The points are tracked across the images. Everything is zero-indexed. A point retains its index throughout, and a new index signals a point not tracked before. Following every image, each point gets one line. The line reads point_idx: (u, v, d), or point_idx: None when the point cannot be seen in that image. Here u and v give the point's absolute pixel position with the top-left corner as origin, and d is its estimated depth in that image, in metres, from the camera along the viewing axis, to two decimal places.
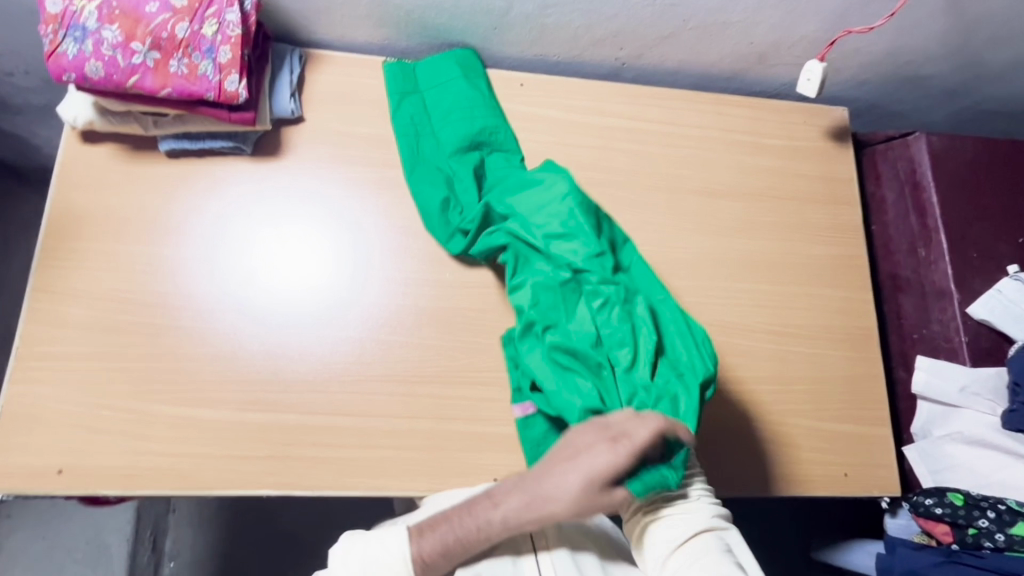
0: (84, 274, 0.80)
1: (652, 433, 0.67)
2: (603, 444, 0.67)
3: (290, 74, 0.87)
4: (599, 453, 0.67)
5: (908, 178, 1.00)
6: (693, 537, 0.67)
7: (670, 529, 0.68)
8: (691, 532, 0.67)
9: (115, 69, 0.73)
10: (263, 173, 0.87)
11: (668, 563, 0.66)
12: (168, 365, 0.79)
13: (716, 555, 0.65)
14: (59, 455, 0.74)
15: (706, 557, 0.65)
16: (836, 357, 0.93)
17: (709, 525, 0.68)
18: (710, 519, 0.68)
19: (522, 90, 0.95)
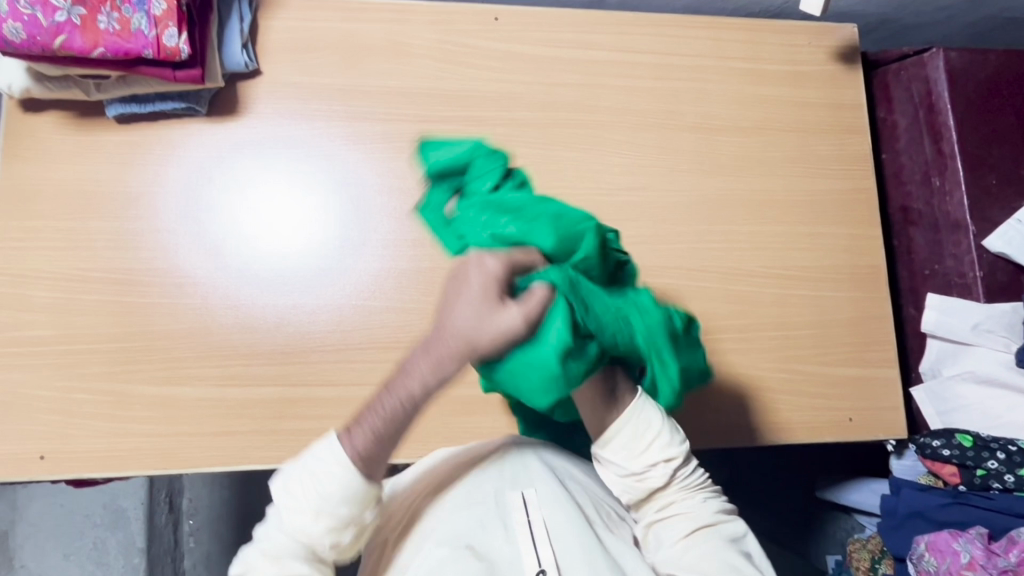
0: (42, 254, 0.76)
1: (541, 291, 0.51)
2: (466, 262, 0.50)
3: (240, 23, 0.80)
4: (471, 278, 0.49)
5: (922, 101, 0.91)
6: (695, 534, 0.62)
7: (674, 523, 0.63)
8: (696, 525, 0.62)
9: (37, 29, 0.67)
10: (220, 135, 0.81)
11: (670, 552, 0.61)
12: (139, 344, 0.76)
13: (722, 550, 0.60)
14: (39, 441, 0.73)
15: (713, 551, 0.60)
16: (841, 298, 0.88)
17: (715, 520, 0.63)
18: (714, 516, 0.63)
19: (498, 25, 0.87)
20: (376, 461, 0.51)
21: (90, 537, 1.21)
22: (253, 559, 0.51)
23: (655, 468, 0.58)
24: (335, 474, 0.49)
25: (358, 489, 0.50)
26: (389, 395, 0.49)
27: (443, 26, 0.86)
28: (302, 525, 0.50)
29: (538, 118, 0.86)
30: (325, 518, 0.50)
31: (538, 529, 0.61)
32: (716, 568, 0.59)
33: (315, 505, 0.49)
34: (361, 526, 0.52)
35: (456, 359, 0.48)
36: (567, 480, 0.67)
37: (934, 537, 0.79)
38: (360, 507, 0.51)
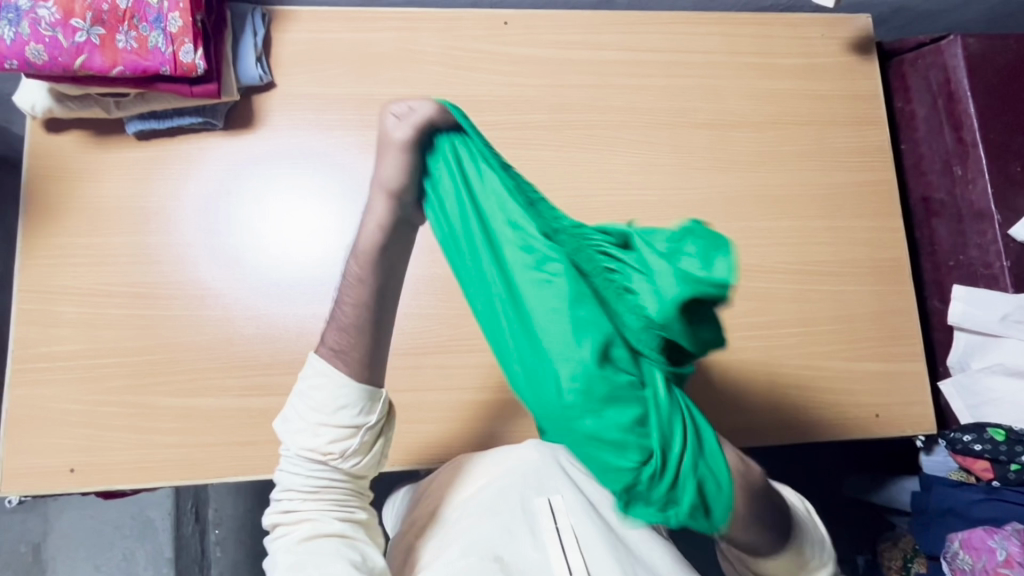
0: (68, 271, 0.78)
1: (428, 110, 0.48)
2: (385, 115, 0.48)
3: (253, 36, 0.81)
4: (383, 153, 0.49)
5: (940, 90, 0.90)
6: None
7: None
8: None
9: (58, 50, 0.68)
10: (238, 147, 0.82)
11: None
12: (163, 357, 0.77)
13: None
14: (69, 454, 0.74)
15: None
16: (864, 292, 0.87)
17: None
18: None
19: (507, 29, 0.87)
20: (347, 355, 0.54)
21: (119, 548, 1.23)
22: (286, 477, 0.57)
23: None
24: (324, 382, 0.54)
25: (353, 386, 0.54)
26: (347, 278, 0.52)
27: (452, 32, 0.86)
28: (313, 441, 0.55)
29: (550, 120, 0.86)
30: (326, 429, 0.55)
31: (565, 535, 0.62)
32: None
33: (311, 403, 0.55)
34: (365, 431, 0.55)
35: (377, 223, 0.50)
36: (590, 486, 0.68)
37: (968, 535, 0.78)
38: (356, 408, 0.54)
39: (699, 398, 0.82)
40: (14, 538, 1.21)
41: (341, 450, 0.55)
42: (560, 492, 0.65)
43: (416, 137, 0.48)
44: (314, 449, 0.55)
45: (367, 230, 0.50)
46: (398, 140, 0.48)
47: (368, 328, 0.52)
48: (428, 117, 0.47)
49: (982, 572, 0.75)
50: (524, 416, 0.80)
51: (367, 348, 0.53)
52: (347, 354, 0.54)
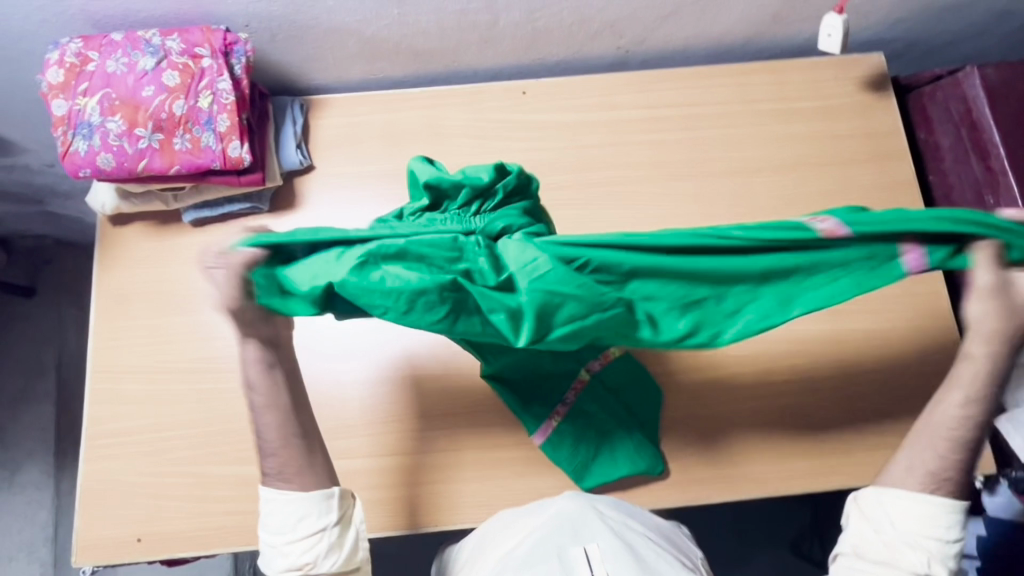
0: (133, 351, 0.85)
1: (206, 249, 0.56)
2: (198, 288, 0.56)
3: (293, 125, 0.89)
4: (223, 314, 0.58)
5: (963, 120, 0.89)
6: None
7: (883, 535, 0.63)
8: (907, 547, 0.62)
9: (124, 157, 0.77)
10: (281, 227, 0.88)
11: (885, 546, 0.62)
12: (219, 427, 0.82)
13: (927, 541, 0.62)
14: (136, 525, 0.79)
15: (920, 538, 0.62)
16: (902, 328, 0.85)
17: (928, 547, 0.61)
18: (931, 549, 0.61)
19: (526, 98, 0.92)
20: (299, 475, 0.64)
21: None
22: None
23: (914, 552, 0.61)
24: (278, 503, 0.64)
25: (305, 497, 0.64)
26: (260, 412, 0.64)
27: (474, 105, 0.92)
28: (288, 559, 0.64)
29: (572, 180, 0.90)
30: (297, 542, 0.63)
31: None
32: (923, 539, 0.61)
33: (276, 527, 0.64)
34: (327, 533, 0.64)
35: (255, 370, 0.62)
36: (628, 533, 0.67)
37: None
38: (314, 514, 0.64)
39: (741, 445, 0.81)
40: None
41: (311, 558, 0.63)
42: (595, 541, 0.65)
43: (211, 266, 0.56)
44: (293, 564, 0.63)
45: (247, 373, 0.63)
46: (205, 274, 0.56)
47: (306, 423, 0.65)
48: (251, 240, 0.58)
49: None
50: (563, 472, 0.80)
51: (300, 446, 0.65)
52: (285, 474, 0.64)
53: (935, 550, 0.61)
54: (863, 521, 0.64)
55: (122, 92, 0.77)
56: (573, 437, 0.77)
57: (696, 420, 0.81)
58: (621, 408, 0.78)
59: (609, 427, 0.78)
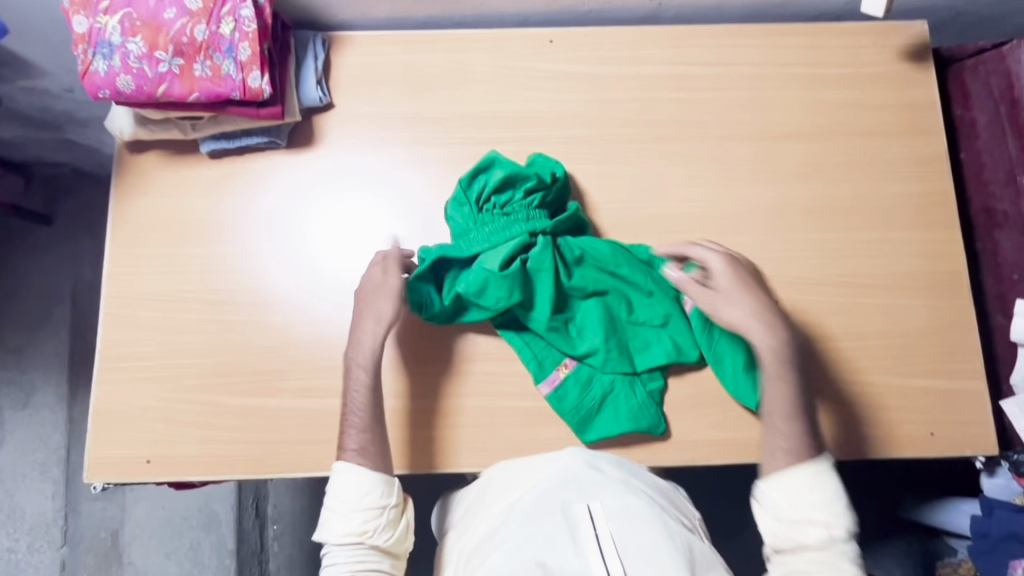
0: (149, 279, 0.85)
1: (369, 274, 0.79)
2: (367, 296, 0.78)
3: (314, 61, 0.87)
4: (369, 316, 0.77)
5: (1003, 96, 0.86)
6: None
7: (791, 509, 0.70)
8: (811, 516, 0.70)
9: (144, 80, 0.76)
10: (299, 164, 0.88)
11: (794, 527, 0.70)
12: (229, 358, 0.83)
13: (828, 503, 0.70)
14: (146, 447, 0.81)
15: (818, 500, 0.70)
16: (917, 306, 0.84)
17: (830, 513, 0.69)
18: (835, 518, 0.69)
19: (553, 47, 0.90)
20: (370, 451, 0.74)
21: (187, 538, 1.31)
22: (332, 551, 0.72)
23: (814, 526, 0.69)
24: (349, 476, 0.72)
25: (375, 479, 0.73)
26: (354, 397, 0.75)
27: (499, 51, 0.90)
28: (350, 526, 0.72)
29: (594, 135, 0.88)
30: (361, 513, 0.72)
31: (605, 538, 0.63)
32: (816, 503, 0.70)
33: (343, 496, 0.72)
34: (388, 510, 0.73)
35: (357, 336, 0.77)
36: (633, 493, 0.68)
37: None
38: (379, 493, 0.73)
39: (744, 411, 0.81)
40: (96, 523, 1.31)
41: (373, 527, 0.72)
42: (599, 500, 0.66)
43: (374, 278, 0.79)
44: (354, 533, 0.72)
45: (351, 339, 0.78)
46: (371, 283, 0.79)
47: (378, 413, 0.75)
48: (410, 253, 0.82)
49: None
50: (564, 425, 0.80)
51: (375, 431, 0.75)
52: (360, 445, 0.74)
53: (830, 517, 0.69)
54: (763, 516, 0.72)
55: (144, 13, 0.75)
56: (577, 384, 0.80)
57: (700, 384, 0.81)
58: (625, 363, 0.80)
59: (611, 378, 0.80)
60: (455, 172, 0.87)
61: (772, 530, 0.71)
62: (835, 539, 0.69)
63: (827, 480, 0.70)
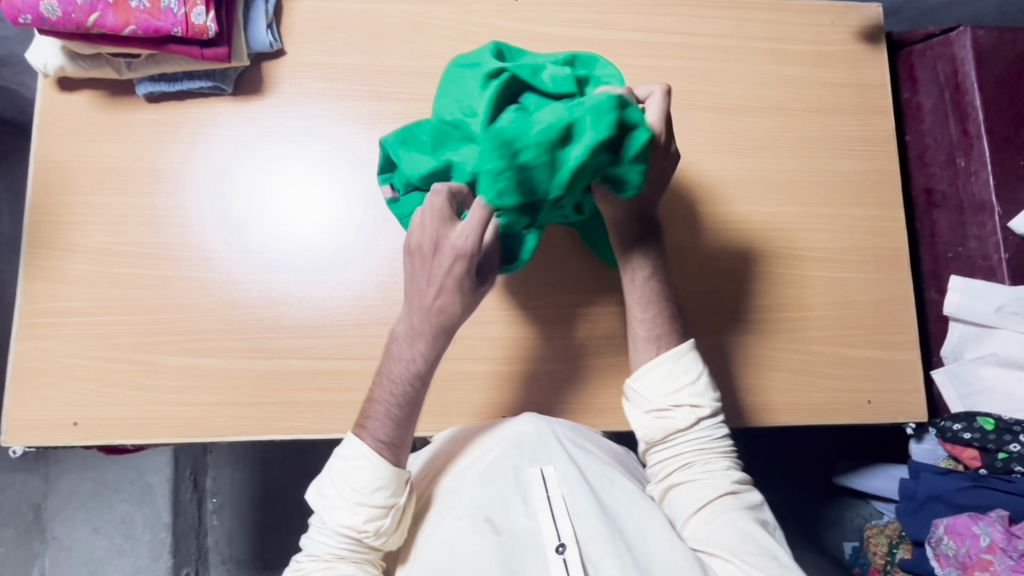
0: (78, 229, 0.79)
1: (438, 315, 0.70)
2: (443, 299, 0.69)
3: (265, 3, 0.82)
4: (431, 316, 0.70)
5: (948, 81, 0.90)
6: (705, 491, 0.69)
7: (655, 394, 0.72)
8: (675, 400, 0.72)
9: (72, 7, 0.72)
10: (245, 113, 0.82)
11: (662, 415, 0.72)
12: (168, 316, 0.78)
13: (692, 388, 0.72)
14: (73, 409, 0.76)
15: (682, 386, 0.72)
16: (862, 280, 0.87)
17: (701, 406, 0.72)
18: (704, 410, 0.72)
19: (518, 5, 0.88)
20: (397, 447, 0.68)
21: (118, 511, 1.25)
22: (318, 535, 0.68)
23: (680, 407, 0.72)
24: (365, 465, 0.66)
25: (388, 470, 0.66)
26: (391, 385, 0.70)
27: (462, 6, 0.87)
28: (349, 516, 0.66)
29: None
30: (365, 509, 0.66)
31: (556, 504, 0.62)
32: (686, 395, 0.72)
33: (348, 480, 0.67)
34: (395, 511, 0.66)
35: (432, 329, 0.70)
36: (582, 453, 0.67)
37: (953, 521, 0.80)
38: (391, 490, 0.66)
39: None
40: (16, 497, 1.23)
41: (372, 526, 0.66)
42: (551, 462, 0.65)
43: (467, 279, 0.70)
44: (350, 526, 0.66)
45: (421, 331, 0.70)
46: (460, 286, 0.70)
47: (412, 414, 0.70)
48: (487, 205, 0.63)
49: (966, 558, 0.77)
50: (520, 389, 0.79)
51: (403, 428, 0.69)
52: (384, 435, 0.68)
53: (693, 394, 0.72)
54: (635, 407, 0.74)
55: None
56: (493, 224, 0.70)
57: None
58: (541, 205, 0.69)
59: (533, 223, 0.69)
60: None
61: (645, 424, 0.73)
62: (701, 413, 0.72)
63: (687, 362, 0.73)
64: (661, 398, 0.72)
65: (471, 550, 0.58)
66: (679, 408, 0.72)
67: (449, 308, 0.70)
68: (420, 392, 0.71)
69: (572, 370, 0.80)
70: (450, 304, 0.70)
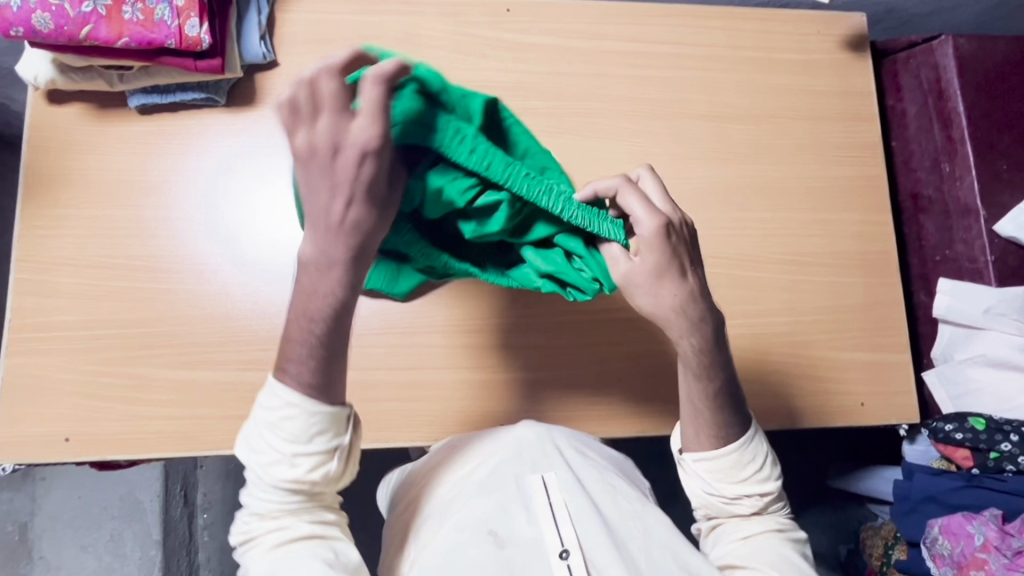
0: (68, 241, 0.78)
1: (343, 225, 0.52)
2: (325, 175, 0.50)
3: (258, 15, 0.82)
4: (329, 210, 0.51)
5: (931, 88, 0.92)
6: (752, 538, 0.65)
7: (718, 489, 0.66)
8: (743, 494, 0.66)
9: (64, 19, 0.72)
10: (239, 124, 0.82)
11: (730, 507, 0.66)
12: (162, 329, 0.77)
13: (756, 480, 0.66)
14: (65, 424, 0.75)
15: (747, 480, 0.66)
16: (852, 284, 0.89)
17: (768, 493, 0.66)
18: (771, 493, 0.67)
19: (510, 16, 0.88)
20: (323, 386, 0.54)
21: (107, 529, 1.23)
22: (253, 495, 0.57)
23: (747, 498, 0.66)
24: (296, 414, 0.53)
25: (323, 411, 0.54)
26: (291, 325, 0.54)
27: (455, 17, 0.87)
28: (287, 471, 0.54)
29: (550, 107, 0.87)
30: (305, 461, 0.54)
31: (559, 510, 0.62)
32: (752, 483, 0.66)
33: (277, 431, 0.54)
34: (342, 453, 0.56)
35: (343, 250, 0.53)
36: (581, 461, 0.67)
37: (948, 521, 0.81)
38: (332, 432, 0.55)
39: None
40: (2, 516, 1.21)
41: (318, 477, 0.55)
42: (552, 469, 0.65)
43: (351, 133, 0.48)
44: (291, 483, 0.54)
45: (329, 247, 0.53)
46: (331, 157, 0.49)
47: (333, 352, 0.54)
48: (396, 65, 0.47)
49: (961, 557, 0.78)
50: (518, 398, 0.79)
51: (316, 369, 0.54)
52: (309, 381, 0.54)
53: (758, 480, 0.66)
54: (694, 483, 0.67)
55: None
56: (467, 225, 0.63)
57: (650, 358, 0.83)
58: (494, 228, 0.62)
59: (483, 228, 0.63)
60: None
61: (707, 502, 0.67)
62: (767, 495, 0.66)
63: (751, 451, 0.66)
64: (727, 493, 0.66)
65: (474, 560, 0.58)
66: (747, 494, 0.66)
67: (362, 223, 0.52)
68: (337, 326, 0.54)
69: (566, 376, 0.81)
70: (352, 227, 0.52)
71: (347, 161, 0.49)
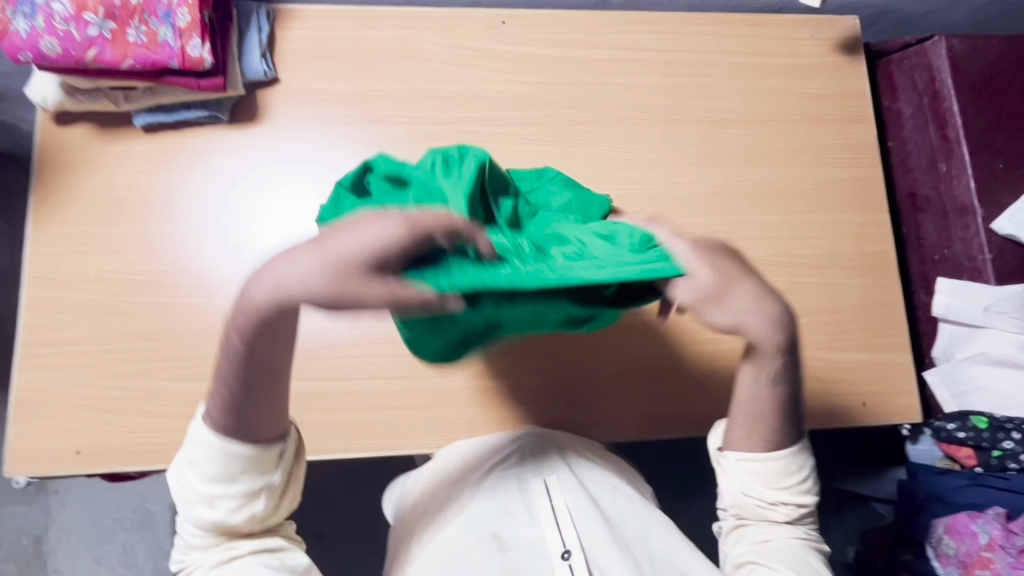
0: (77, 258, 0.80)
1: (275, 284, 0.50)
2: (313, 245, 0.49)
3: (258, 33, 0.84)
4: (290, 273, 0.49)
5: (925, 89, 0.92)
6: (782, 540, 0.64)
7: (756, 487, 0.66)
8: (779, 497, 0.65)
9: (71, 43, 0.74)
10: (242, 139, 0.84)
11: (762, 509, 0.66)
12: (169, 342, 0.79)
13: (796, 488, 0.66)
14: (76, 437, 0.76)
15: (787, 487, 0.66)
16: (850, 284, 0.89)
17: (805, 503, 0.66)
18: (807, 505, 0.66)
19: (505, 28, 0.90)
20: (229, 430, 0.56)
21: (119, 541, 1.24)
22: (188, 533, 0.59)
23: (782, 503, 0.66)
24: (217, 454, 0.56)
25: (245, 452, 0.56)
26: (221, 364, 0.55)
27: (451, 31, 0.89)
28: (215, 510, 0.56)
29: (546, 116, 0.89)
30: (229, 500, 0.56)
31: (561, 513, 0.63)
32: (790, 491, 0.66)
33: (203, 471, 0.56)
34: (268, 491, 0.58)
35: (276, 303, 0.50)
36: (583, 466, 0.68)
37: (952, 520, 0.82)
38: (255, 470, 0.57)
39: (696, 386, 0.83)
40: (17, 529, 1.23)
41: (246, 513, 0.57)
42: (554, 473, 0.66)
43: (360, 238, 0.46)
44: (218, 519, 0.57)
45: (265, 300, 0.50)
46: (334, 235, 0.48)
47: (240, 398, 0.55)
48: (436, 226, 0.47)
49: (967, 557, 0.80)
50: (520, 404, 0.80)
51: (225, 401, 0.55)
52: (221, 422, 0.56)
53: (797, 489, 0.66)
54: (733, 482, 0.67)
55: None
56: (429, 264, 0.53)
57: (650, 363, 0.83)
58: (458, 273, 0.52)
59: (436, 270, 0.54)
60: (408, 149, 0.85)
61: (741, 500, 0.66)
62: (802, 506, 0.66)
63: (798, 461, 0.66)
64: (764, 494, 0.65)
65: (476, 564, 0.59)
66: (784, 499, 0.66)
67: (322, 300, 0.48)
68: (246, 387, 0.55)
69: (566, 381, 0.82)
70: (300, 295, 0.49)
71: (352, 241, 0.47)
